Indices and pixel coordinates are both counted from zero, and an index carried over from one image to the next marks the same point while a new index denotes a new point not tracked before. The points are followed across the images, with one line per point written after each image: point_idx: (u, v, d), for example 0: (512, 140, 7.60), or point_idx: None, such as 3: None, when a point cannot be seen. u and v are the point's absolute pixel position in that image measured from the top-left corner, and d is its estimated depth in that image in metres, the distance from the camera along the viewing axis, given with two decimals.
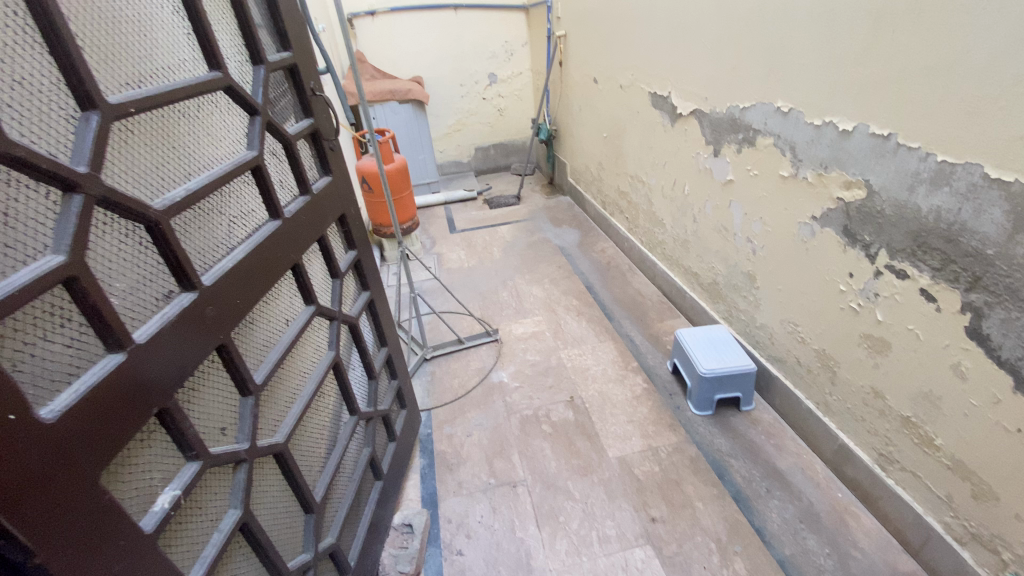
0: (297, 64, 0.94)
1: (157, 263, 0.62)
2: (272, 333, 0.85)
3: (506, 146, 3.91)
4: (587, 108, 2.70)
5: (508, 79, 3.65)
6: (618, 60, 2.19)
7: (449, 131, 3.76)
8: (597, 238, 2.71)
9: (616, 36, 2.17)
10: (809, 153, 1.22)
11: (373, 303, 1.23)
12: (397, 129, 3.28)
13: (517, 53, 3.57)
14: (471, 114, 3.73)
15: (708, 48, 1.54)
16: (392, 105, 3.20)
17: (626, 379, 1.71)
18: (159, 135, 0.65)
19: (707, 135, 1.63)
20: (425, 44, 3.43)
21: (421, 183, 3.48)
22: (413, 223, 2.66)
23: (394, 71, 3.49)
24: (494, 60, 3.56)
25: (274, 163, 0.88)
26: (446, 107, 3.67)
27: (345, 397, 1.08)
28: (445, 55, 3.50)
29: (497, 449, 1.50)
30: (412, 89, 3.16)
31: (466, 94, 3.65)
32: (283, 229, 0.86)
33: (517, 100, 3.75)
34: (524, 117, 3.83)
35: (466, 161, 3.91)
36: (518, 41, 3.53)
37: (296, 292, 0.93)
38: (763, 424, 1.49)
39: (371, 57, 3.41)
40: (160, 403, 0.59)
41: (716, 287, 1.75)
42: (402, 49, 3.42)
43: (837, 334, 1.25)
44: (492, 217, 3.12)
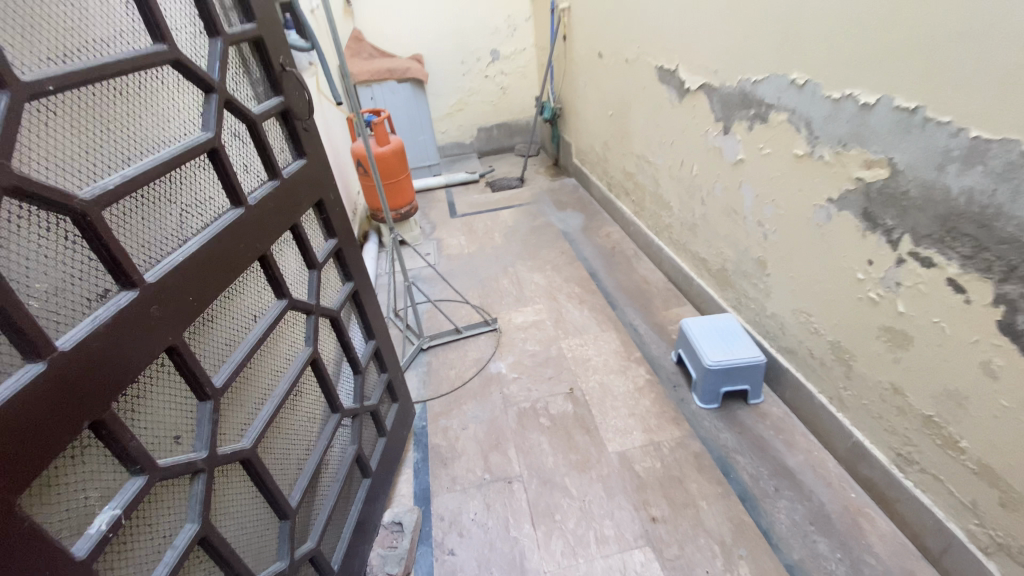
0: (263, 37, 0.86)
1: (87, 259, 0.56)
2: (236, 330, 0.79)
3: (510, 126, 3.79)
4: (592, 85, 2.58)
5: (511, 57, 3.52)
6: (624, 32, 2.07)
7: (450, 111, 3.65)
8: (601, 221, 2.62)
9: (622, 8, 2.04)
10: (826, 130, 1.12)
11: (358, 293, 1.17)
12: (396, 110, 3.19)
13: (520, 28, 3.44)
14: (473, 93, 3.61)
15: (718, 17, 1.42)
16: (391, 85, 3.10)
17: (628, 370, 1.64)
18: (91, 115, 0.58)
19: (716, 112, 1.53)
20: (425, 20, 3.31)
21: (422, 166, 3.39)
22: (412, 207, 2.58)
23: (393, 49, 3.38)
24: (496, 36, 3.43)
25: (235, 146, 0.81)
26: (447, 87, 3.56)
27: (326, 394, 1.03)
28: (446, 31, 3.37)
29: (493, 442, 1.45)
30: (411, 68, 3.06)
31: (468, 72, 3.53)
32: (247, 218, 0.79)
33: (521, 79, 3.63)
34: (528, 96, 3.71)
35: (469, 142, 3.80)
36: (522, 16, 3.39)
37: (265, 285, 0.86)
38: (773, 418, 1.42)
39: (368, 35, 3.30)
40: (93, 416, 0.54)
41: (724, 273, 1.66)
42: (402, 26, 3.31)
43: (854, 325, 1.16)
44: (494, 201, 3.04)
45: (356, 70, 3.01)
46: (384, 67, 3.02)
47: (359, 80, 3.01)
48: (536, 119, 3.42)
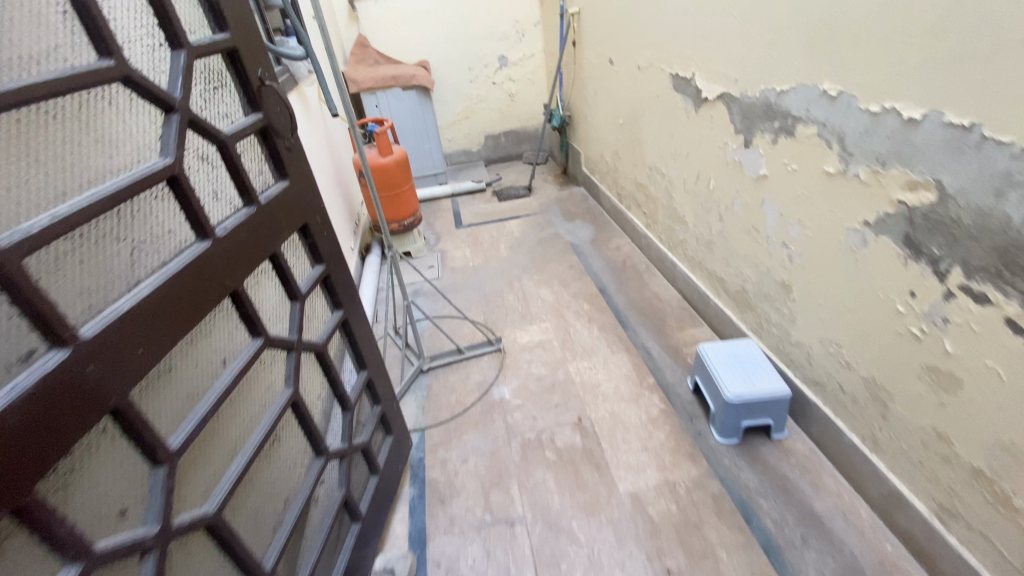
0: (237, 49, 0.78)
1: (9, 315, 0.47)
2: (202, 378, 0.70)
3: (517, 133, 3.70)
4: (602, 93, 2.48)
5: (519, 62, 3.44)
6: (636, 39, 1.97)
7: (457, 118, 3.57)
8: (612, 233, 2.52)
9: (634, 12, 1.95)
10: (862, 146, 1.02)
11: (348, 322, 1.09)
12: (401, 117, 3.11)
13: (529, 33, 3.35)
14: (480, 100, 3.53)
15: (738, 22, 1.32)
16: (395, 92, 3.02)
17: (640, 399, 1.54)
18: (17, 144, 0.49)
19: (737, 123, 1.42)
20: (432, 26, 3.24)
21: (427, 174, 3.31)
22: (416, 218, 2.49)
23: (399, 55, 3.31)
24: (504, 41, 3.35)
25: (203, 171, 0.73)
26: (454, 93, 3.48)
27: (309, 437, 0.94)
28: (452, 37, 3.30)
29: (495, 478, 1.35)
30: (416, 74, 2.99)
31: (475, 78, 3.45)
32: (215, 251, 0.71)
33: (530, 85, 3.54)
34: (536, 103, 3.62)
35: (476, 149, 3.72)
36: (531, 20, 3.31)
37: (238, 323, 0.78)
38: (798, 456, 1.31)
39: (374, 41, 3.24)
40: (12, 505, 0.45)
41: (744, 295, 1.55)
42: (408, 32, 3.24)
43: (892, 362, 1.05)
44: (500, 211, 2.95)
45: (360, 77, 2.94)
46: (388, 74, 2.95)
47: (363, 87, 2.94)
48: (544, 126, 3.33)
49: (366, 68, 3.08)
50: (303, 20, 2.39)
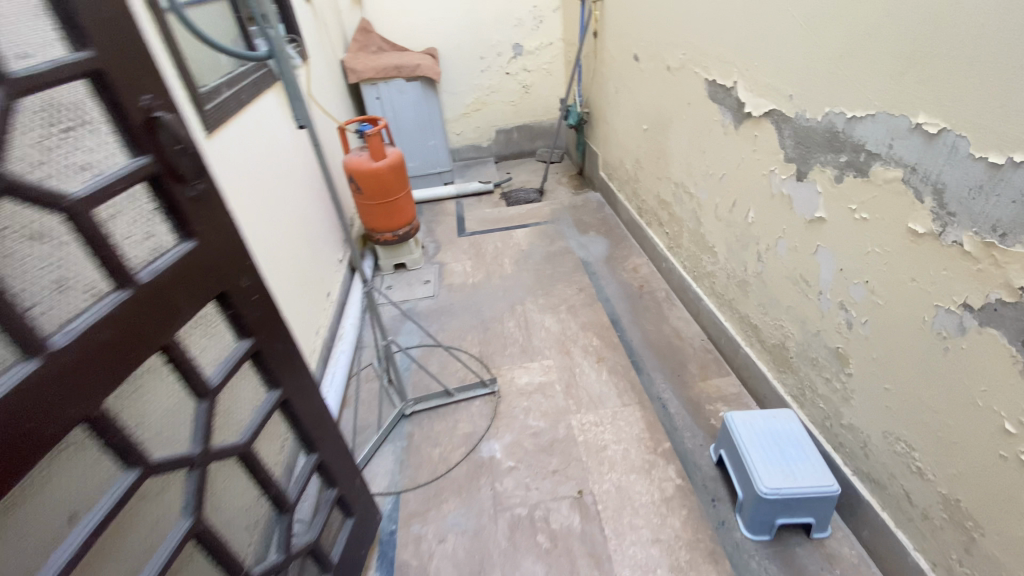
0: (102, 73, 0.55)
1: None
2: (31, 547, 0.51)
3: (532, 129, 3.43)
4: (625, 93, 2.21)
5: (535, 51, 3.15)
6: (666, 35, 1.70)
7: (467, 111, 3.31)
8: (629, 251, 2.26)
9: (665, 3, 1.67)
10: (971, 207, 0.75)
11: (290, 402, 0.88)
12: (404, 110, 2.87)
13: (548, 19, 3.05)
14: (492, 92, 3.26)
15: (796, 24, 1.05)
16: (398, 83, 2.78)
17: (653, 470, 1.30)
18: None
19: (787, 150, 1.16)
20: (441, 9, 2.97)
21: (431, 172, 3.07)
22: (412, 228, 2.27)
23: (406, 41, 3.05)
24: (520, 28, 3.06)
25: (37, 256, 0.52)
26: (464, 84, 3.21)
27: (225, 567, 0.73)
28: (463, 22, 3.02)
29: (475, 566, 1.14)
30: (421, 64, 2.73)
31: (487, 67, 3.17)
32: (56, 374, 0.50)
33: (546, 76, 3.26)
34: (553, 96, 3.33)
35: (486, 145, 3.46)
36: (550, 5, 3.01)
37: (103, 452, 0.58)
38: (844, 565, 1.07)
39: (378, 25, 2.99)
40: None
41: (784, 353, 1.30)
42: (415, 16, 2.97)
43: (988, 488, 0.80)
44: (508, 218, 2.71)
45: (360, 66, 2.70)
46: (391, 63, 2.70)
47: (363, 77, 2.70)
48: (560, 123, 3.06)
49: (367, 56, 2.84)
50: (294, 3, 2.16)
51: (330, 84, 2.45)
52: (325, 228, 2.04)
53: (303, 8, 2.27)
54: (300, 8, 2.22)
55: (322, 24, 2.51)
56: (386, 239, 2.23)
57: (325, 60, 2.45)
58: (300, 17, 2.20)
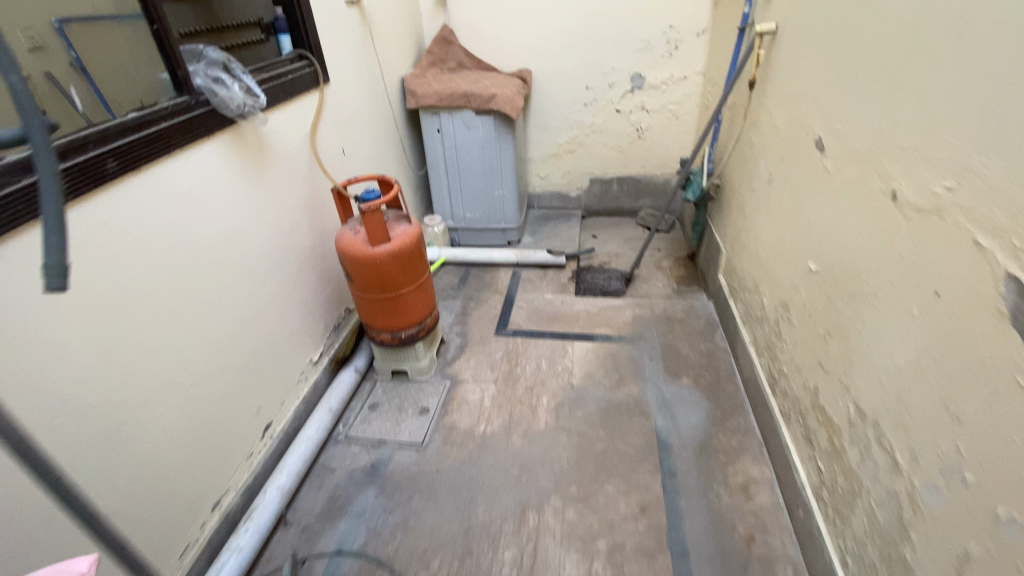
0: None
1: None
2: None
3: (637, 182, 2.66)
4: (782, 189, 1.37)
5: (661, 86, 2.37)
6: (896, 130, 0.86)
7: (557, 151, 2.66)
8: (738, 437, 1.41)
9: (906, 71, 0.84)
10: None
11: None
12: (470, 149, 2.24)
13: (686, 45, 2.26)
14: (592, 132, 2.57)
15: None
16: (466, 115, 2.15)
17: None
18: None
19: None
20: (545, 22, 2.30)
21: (493, 227, 2.44)
22: (425, 326, 1.62)
23: (495, 59, 2.44)
24: (645, 53, 2.30)
25: None
26: (558, 118, 2.55)
27: None
28: (572, 41, 2.33)
29: None
30: (497, 95, 2.08)
31: (592, 101, 2.47)
32: None
33: (670, 119, 2.46)
34: (675, 144, 2.53)
35: (574, 195, 2.79)
36: (692, 26, 2.21)
37: None
38: None
39: (464, 37, 2.41)
40: None
41: None
42: (512, 28, 2.35)
43: None
44: (570, 316, 1.98)
45: (421, 89, 2.11)
46: (459, 89, 2.09)
47: (423, 103, 2.12)
48: (673, 189, 2.26)
49: (439, 76, 2.26)
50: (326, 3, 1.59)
51: (369, 113, 1.88)
52: (291, 318, 1.47)
53: (346, 13, 1.71)
54: (339, 14, 1.67)
55: (380, 33, 1.96)
56: (390, 343, 1.60)
57: (371, 81, 1.88)
58: (331, 23, 1.63)
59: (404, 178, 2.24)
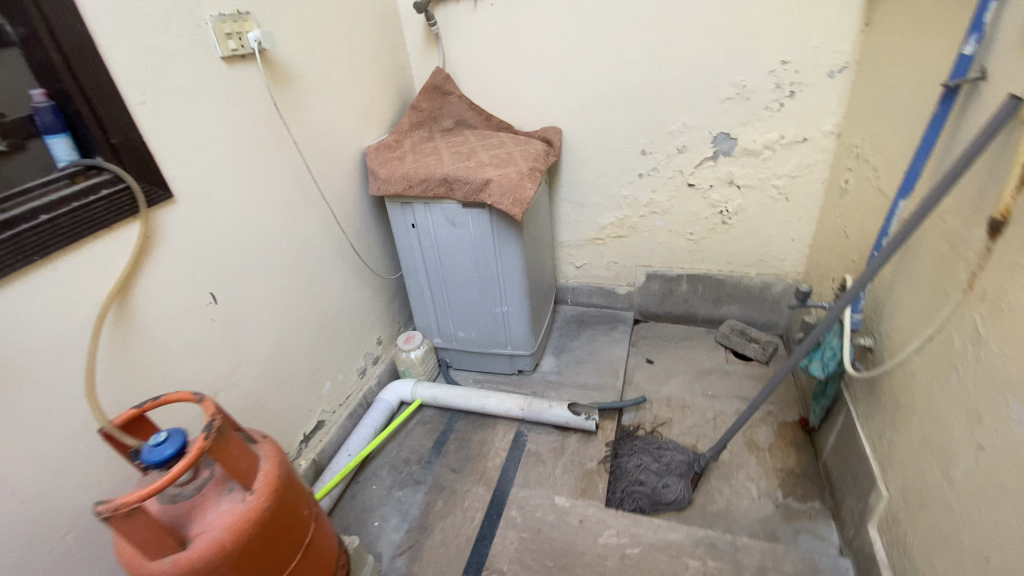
0: None
1: None
2: None
3: (719, 284, 1.79)
4: None
5: (763, 151, 1.53)
6: None
7: (601, 236, 1.85)
8: None
9: None
10: None
11: None
12: (457, 253, 1.51)
13: (807, 91, 1.42)
14: (651, 213, 1.74)
15: None
16: (449, 208, 1.43)
17: None
18: None
19: None
20: (582, 59, 1.53)
21: (496, 352, 1.66)
22: None
23: (509, 112, 1.70)
24: (737, 104, 1.48)
25: None
26: (601, 192, 1.75)
27: None
28: (622, 86, 1.54)
29: None
30: (495, 181, 1.34)
31: (651, 171, 1.66)
32: None
33: (775, 200, 1.60)
34: (781, 236, 1.65)
35: (623, 292, 1.94)
36: (822, 61, 1.36)
37: None
38: None
39: (464, 82, 1.69)
40: None
41: None
42: (531, 69, 1.60)
43: None
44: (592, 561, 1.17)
45: (386, 170, 1.43)
46: (438, 171, 1.37)
47: (387, 190, 1.43)
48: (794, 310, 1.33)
49: (421, 144, 1.56)
50: (174, 68, 0.95)
51: (276, 221, 1.21)
52: None
53: (231, 77, 1.06)
54: (214, 81, 1.03)
55: (316, 95, 1.30)
56: None
57: (283, 173, 1.21)
58: (189, 98, 0.98)
59: (360, 291, 1.54)
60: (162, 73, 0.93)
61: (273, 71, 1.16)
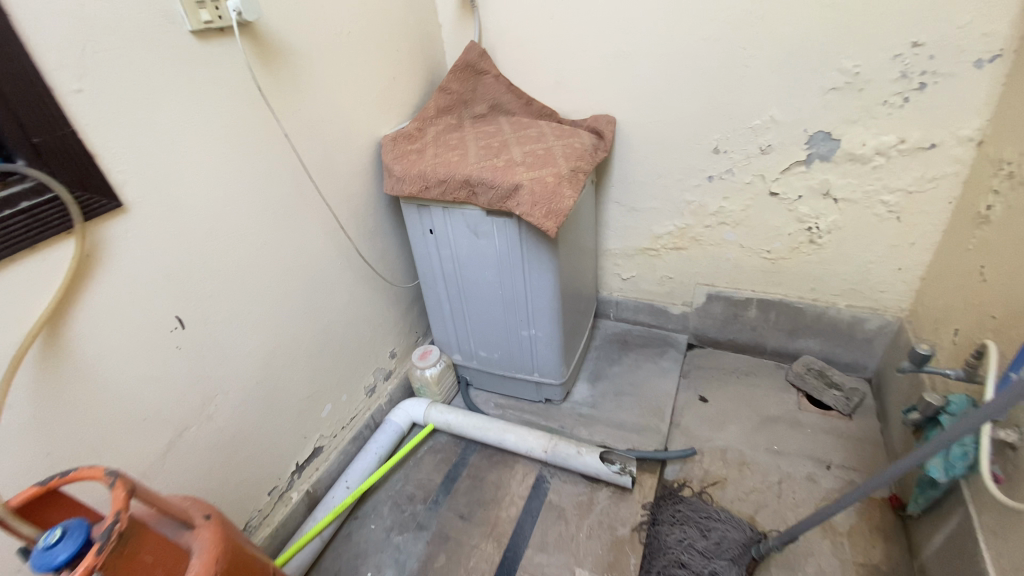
0: None
1: None
2: None
3: (797, 314, 1.49)
4: None
5: (873, 158, 1.20)
6: None
7: (655, 246, 1.57)
8: None
9: None
10: None
11: None
12: (479, 266, 1.29)
13: (946, 84, 1.08)
14: (719, 224, 1.45)
15: None
16: (472, 215, 1.21)
17: None
18: None
19: None
20: (647, 36, 1.25)
21: (521, 378, 1.45)
22: None
23: (555, 97, 1.44)
24: (845, 97, 1.16)
25: None
26: (659, 195, 1.47)
27: None
28: (695, 70, 1.25)
29: None
30: (527, 187, 1.11)
31: (724, 174, 1.36)
32: None
33: (882, 219, 1.27)
34: (883, 262, 1.33)
35: (676, 311, 1.66)
36: (974, 44, 1.02)
37: None
38: None
39: (504, 61, 1.43)
40: None
41: None
42: (584, 47, 1.32)
43: None
44: None
45: (402, 165, 1.22)
46: (460, 172, 1.16)
47: (402, 191, 1.23)
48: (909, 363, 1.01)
49: (446, 134, 1.33)
50: (126, 46, 0.77)
51: (263, 228, 1.03)
52: None
53: (204, 57, 0.87)
54: (182, 63, 0.84)
55: (320, 77, 1.10)
56: None
57: (273, 173, 1.03)
58: (146, 84, 0.80)
59: (371, 301, 1.36)
60: (108, 53, 0.75)
61: (263, 50, 0.97)
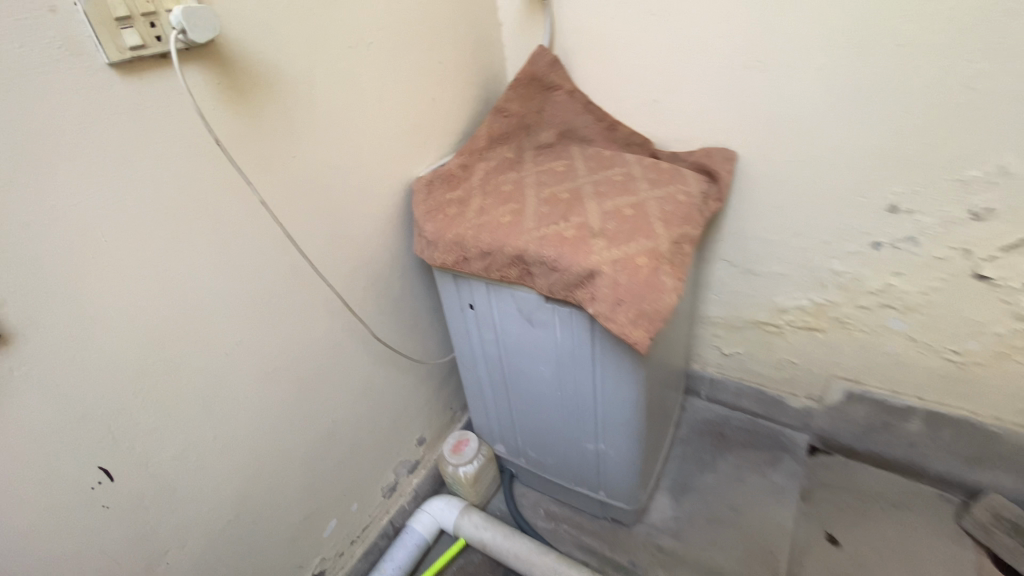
0: None
1: None
2: None
3: (987, 438, 1.03)
4: None
5: None
6: None
7: (775, 321, 1.16)
8: None
9: None
10: None
11: None
12: (532, 359, 0.95)
13: None
14: (881, 306, 1.01)
15: None
16: (525, 298, 0.87)
17: None
18: None
19: None
20: (805, 41, 0.83)
21: (581, 490, 1.11)
22: None
23: (650, 121, 1.05)
24: None
25: None
26: (790, 260, 1.06)
27: None
28: (878, 94, 0.82)
29: None
30: (605, 278, 0.75)
31: (899, 242, 0.93)
32: None
33: None
34: None
35: (794, 403, 1.25)
36: None
37: None
38: None
39: (583, 71, 1.05)
40: None
41: None
42: (701, 55, 0.92)
43: None
44: None
45: (434, 224, 0.90)
46: (511, 244, 0.82)
47: (433, 257, 0.91)
48: None
49: (498, 174, 0.99)
50: None
51: (236, 324, 0.76)
52: None
53: (136, 102, 0.59)
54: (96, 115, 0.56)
55: (324, 111, 0.79)
56: None
57: (252, 250, 0.74)
58: (33, 154, 0.52)
59: (393, 385, 1.07)
60: None
61: (235, 82, 0.67)
